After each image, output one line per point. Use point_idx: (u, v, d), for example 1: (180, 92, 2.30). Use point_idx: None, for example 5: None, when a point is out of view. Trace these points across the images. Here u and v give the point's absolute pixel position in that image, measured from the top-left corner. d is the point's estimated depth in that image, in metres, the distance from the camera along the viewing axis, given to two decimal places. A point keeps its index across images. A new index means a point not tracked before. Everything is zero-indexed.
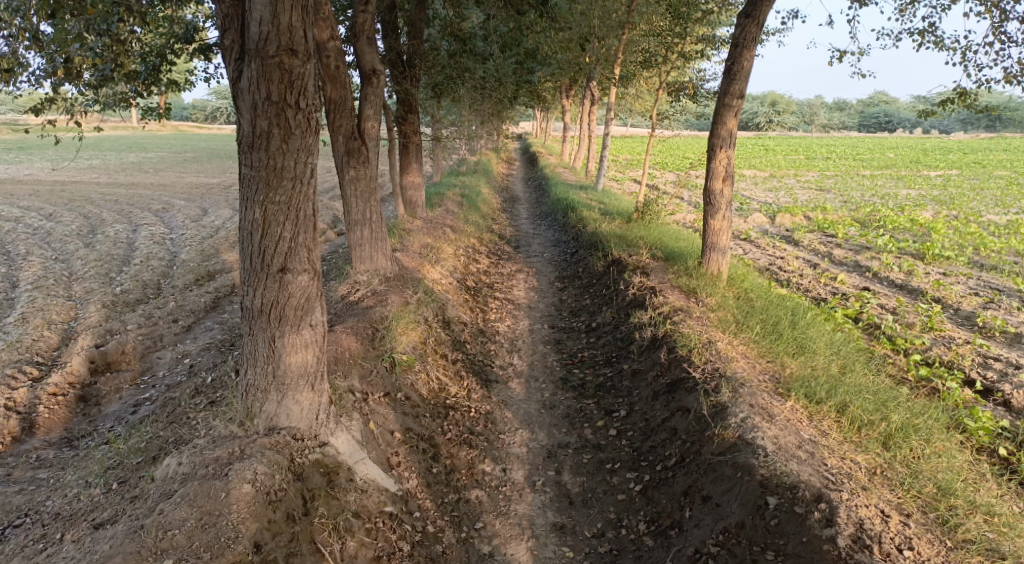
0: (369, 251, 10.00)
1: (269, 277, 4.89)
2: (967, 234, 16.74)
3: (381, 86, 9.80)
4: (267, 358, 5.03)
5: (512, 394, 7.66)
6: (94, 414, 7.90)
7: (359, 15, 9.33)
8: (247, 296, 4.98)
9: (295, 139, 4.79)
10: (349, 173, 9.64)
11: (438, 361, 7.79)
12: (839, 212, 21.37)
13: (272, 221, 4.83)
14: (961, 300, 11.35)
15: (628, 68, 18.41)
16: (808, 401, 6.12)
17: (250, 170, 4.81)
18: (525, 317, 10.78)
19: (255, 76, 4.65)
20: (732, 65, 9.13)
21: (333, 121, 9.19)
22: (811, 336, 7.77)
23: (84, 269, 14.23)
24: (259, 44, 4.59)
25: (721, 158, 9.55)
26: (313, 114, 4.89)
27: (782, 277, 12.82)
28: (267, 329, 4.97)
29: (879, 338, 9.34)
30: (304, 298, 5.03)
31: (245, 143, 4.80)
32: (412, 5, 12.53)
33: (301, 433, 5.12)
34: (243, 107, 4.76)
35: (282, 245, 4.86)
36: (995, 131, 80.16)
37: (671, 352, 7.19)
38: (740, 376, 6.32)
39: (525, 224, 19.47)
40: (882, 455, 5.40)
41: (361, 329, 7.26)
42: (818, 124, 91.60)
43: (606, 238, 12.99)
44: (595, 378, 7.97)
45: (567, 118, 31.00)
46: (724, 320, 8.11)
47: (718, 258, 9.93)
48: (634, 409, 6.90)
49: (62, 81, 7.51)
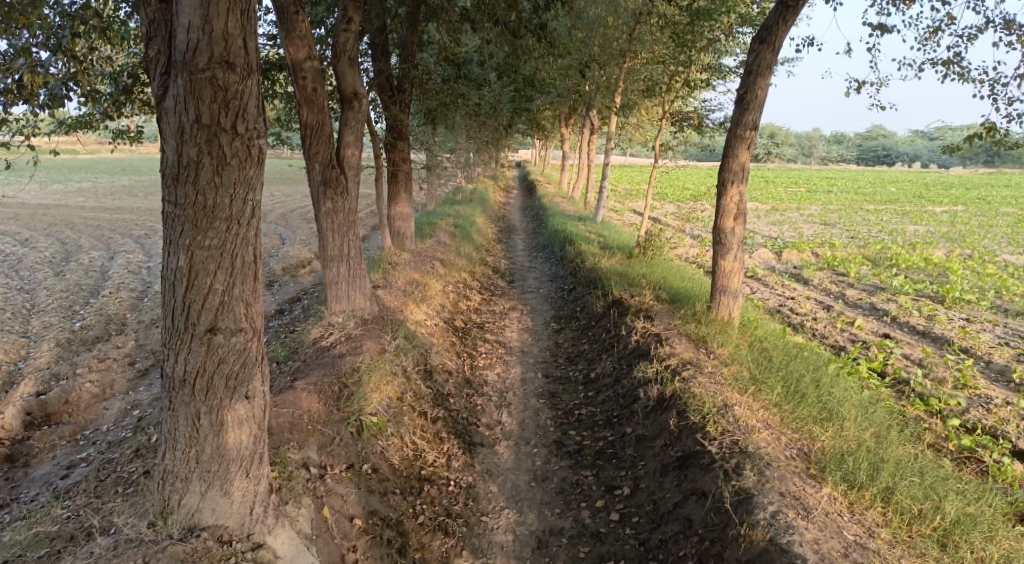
0: (346, 289, 9.04)
1: (195, 338, 3.97)
2: (986, 275, 15.86)
3: (363, 109, 8.91)
4: (189, 440, 4.09)
5: (499, 463, 6.70)
6: (19, 478, 6.92)
7: (341, 34, 8.58)
8: (168, 362, 4.05)
9: (231, 170, 3.92)
10: (325, 206, 8.74)
11: (416, 421, 6.84)
12: (848, 248, 20.51)
13: (199, 270, 3.93)
14: (991, 351, 10.41)
15: (629, 98, 17.73)
16: (848, 486, 5.20)
17: (174, 208, 3.92)
18: (517, 363, 9.85)
19: (181, 94, 3.81)
20: (746, 93, 8.31)
21: (309, 147, 8.35)
22: (838, 397, 6.84)
23: (46, 300, 13.29)
24: (187, 55, 3.77)
25: (733, 194, 8.69)
26: (255, 140, 4.02)
27: (795, 320, 11.92)
28: (191, 403, 4.04)
29: (909, 396, 8.41)
30: (239, 365, 4.10)
31: (168, 176, 3.92)
32: (404, 27, 11.84)
33: (229, 534, 4.19)
34: (167, 132, 3.89)
35: (211, 299, 3.96)
36: (994, 166, 79.96)
37: (682, 418, 6.26)
38: (766, 453, 5.38)
39: (520, 257, 18.61)
40: (943, 562, 4.57)
41: (325, 387, 6.35)
42: (817, 157, 91.47)
43: (605, 275, 12.09)
44: (593, 443, 7.03)
45: (566, 147, 30.34)
46: (740, 377, 7.19)
47: (729, 302, 9.03)
48: (639, 486, 5.96)
49: (15, 99, 6.48)
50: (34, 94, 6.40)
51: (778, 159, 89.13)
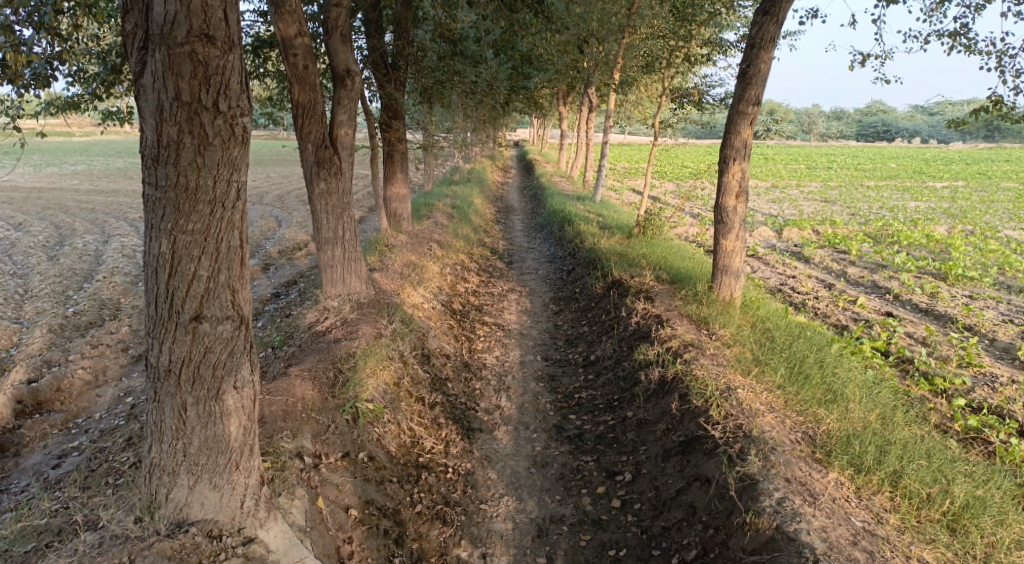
0: (341, 273, 8.88)
1: (180, 327, 3.82)
2: (989, 251, 15.69)
3: (356, 88, 8.65)
4: (176, 432, 3.95)
5: (498, 449, 6.59)
6: (10, 467, 6.81)
7: (332, 10, 8.33)
8: (153, 352, 3.90)
9: (214, 150, 3.74)
10: (319, 187, 8.53)
11: (413, 406, 6.72)
12: (849, 225, 20.32)
13: (183, 255, 3.76)
14: (996, 329, 10.26)
15: (628, 75, 17.44)
16: (855, 471, 5.09)
17: (155, 190, 3.74)
18: (515, 345, 9.72)
19: (160, 70, 3.63)
20: (748, 68, 8.09)
21: (301, 126, 8.17)
22: (842, 379, 6.72)
23: (39, 286, 13.12)
24: (165, 28, 3.59)
25: (734, 172, 8.50)
26: (239, 119, 3.84)
27: (796, 299, 11.78)
28: (178, 394, 3.90)
29: (914, 376, 8.28)
30: (227, 354, 3.95)
31: (148, 156, 3.74)
32: (397, 4, 11.55)
33: (220, 528, 4.08)
34: (146, 111, 3.71)
35: (196, 286, 3.80)
36: (995, 141, 79.41)
37: (684, 402, 6.14)
38: (770, 437, 5.27)
39: (518, 237, 18.42)
40: (953, 548, 4.47)
41: (320, 373, 6.22)
42: (817, 133, 90.85)
43: (605, 255, 11.93)
44: (594, 427, 6.92)
45: (564, 126, 30.00)
46: (742, 358, 7.07)
47: (730, 282, 8.88)
48: (641, 472, 5.86)
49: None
50: (18, 74, 6.15)
51: (778, 136, 88.51)
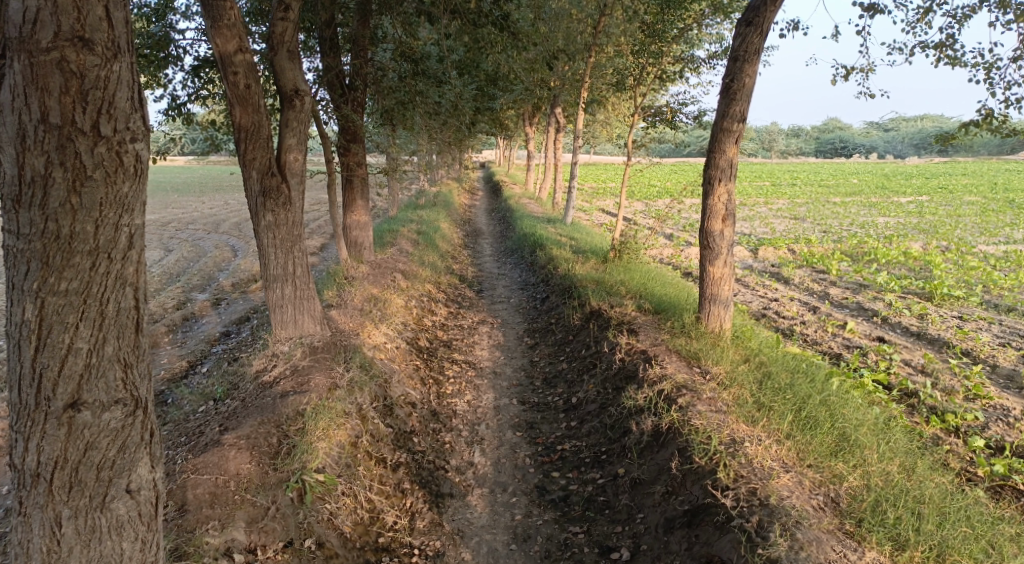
0: (292, 314, 7.95)
1: (50, 419, 2.88)
2: (970, 269, 15.33)
3: (306, 109, 7.74)
4: (46, 554, 2.99)
5: (472, 519, 5.73)
6: None
7: (277, 23, 7.48)
8: (16, 452, 2.94)
9: (94, 187, 2.84)
10: (265, 219, 7.58)
11: (373, 471, 5.81)
12: (824, 243, 19.94)
13: (53, 325, 2.83)
14: (996, 354, 9.72)
15: (596, 94, 16.81)
16: (894, 547, 4.44)
17: (15, 240, 2.82)
18: (488, 387, 8.85)
19: (20, 83, 2.74)
20: (732, 81, 7.42)
21: (244, 152, 7.24)
22: (856, 421, 5.97)
23: None
24: (23, 29, 2.71)
25: (720, 194, 7.78)
26: (131, 145, 2.96)
27: (783, 325, 11.13)
28: (49, 505, 2.94)
29: (922, 412, 7.62)
30: (116, 450, 3.03)
31: (7, 196, 2.81)
32: (354, 20, 10.77)
33: None
34: (2, 137, 2.79)
35: (72, 363, 2.88)
36: (950, 155, 81.34)
37: (685, 460, 5.37)
38: (792, 507, 4.58)
39: (488, 263, 17.60)
40: None
41: (261, 441, 5.29)
42: (777, 150, 92.29)
43: (580, 283, 11.14)
44: (582, 488, 6.12)
45: (531, 147, 29.36)
46: (741, 400, 6.32)
47: (719, 312, 8.15)
48: (640, 548, 5.09)
49: None
50: None
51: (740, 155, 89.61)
